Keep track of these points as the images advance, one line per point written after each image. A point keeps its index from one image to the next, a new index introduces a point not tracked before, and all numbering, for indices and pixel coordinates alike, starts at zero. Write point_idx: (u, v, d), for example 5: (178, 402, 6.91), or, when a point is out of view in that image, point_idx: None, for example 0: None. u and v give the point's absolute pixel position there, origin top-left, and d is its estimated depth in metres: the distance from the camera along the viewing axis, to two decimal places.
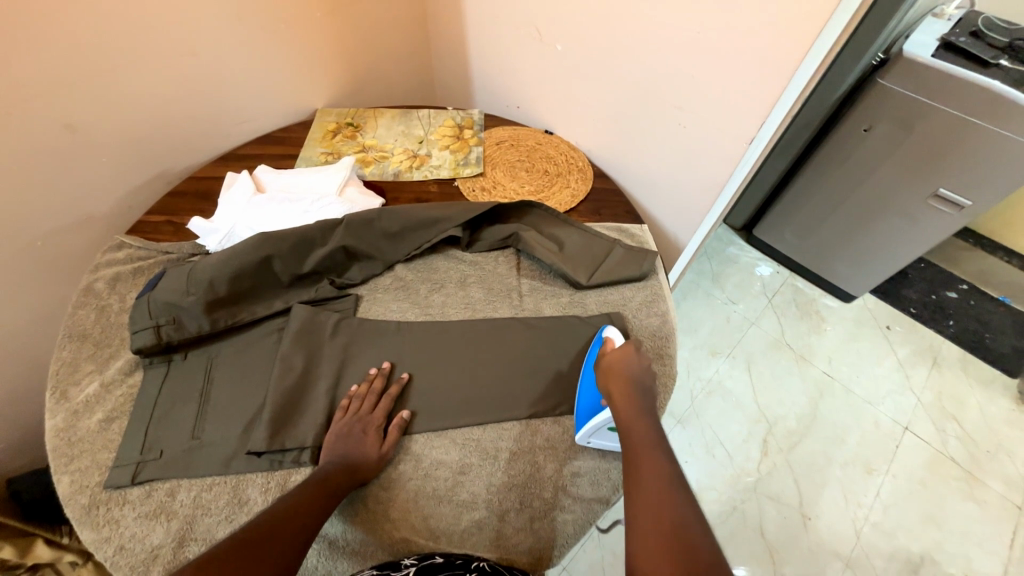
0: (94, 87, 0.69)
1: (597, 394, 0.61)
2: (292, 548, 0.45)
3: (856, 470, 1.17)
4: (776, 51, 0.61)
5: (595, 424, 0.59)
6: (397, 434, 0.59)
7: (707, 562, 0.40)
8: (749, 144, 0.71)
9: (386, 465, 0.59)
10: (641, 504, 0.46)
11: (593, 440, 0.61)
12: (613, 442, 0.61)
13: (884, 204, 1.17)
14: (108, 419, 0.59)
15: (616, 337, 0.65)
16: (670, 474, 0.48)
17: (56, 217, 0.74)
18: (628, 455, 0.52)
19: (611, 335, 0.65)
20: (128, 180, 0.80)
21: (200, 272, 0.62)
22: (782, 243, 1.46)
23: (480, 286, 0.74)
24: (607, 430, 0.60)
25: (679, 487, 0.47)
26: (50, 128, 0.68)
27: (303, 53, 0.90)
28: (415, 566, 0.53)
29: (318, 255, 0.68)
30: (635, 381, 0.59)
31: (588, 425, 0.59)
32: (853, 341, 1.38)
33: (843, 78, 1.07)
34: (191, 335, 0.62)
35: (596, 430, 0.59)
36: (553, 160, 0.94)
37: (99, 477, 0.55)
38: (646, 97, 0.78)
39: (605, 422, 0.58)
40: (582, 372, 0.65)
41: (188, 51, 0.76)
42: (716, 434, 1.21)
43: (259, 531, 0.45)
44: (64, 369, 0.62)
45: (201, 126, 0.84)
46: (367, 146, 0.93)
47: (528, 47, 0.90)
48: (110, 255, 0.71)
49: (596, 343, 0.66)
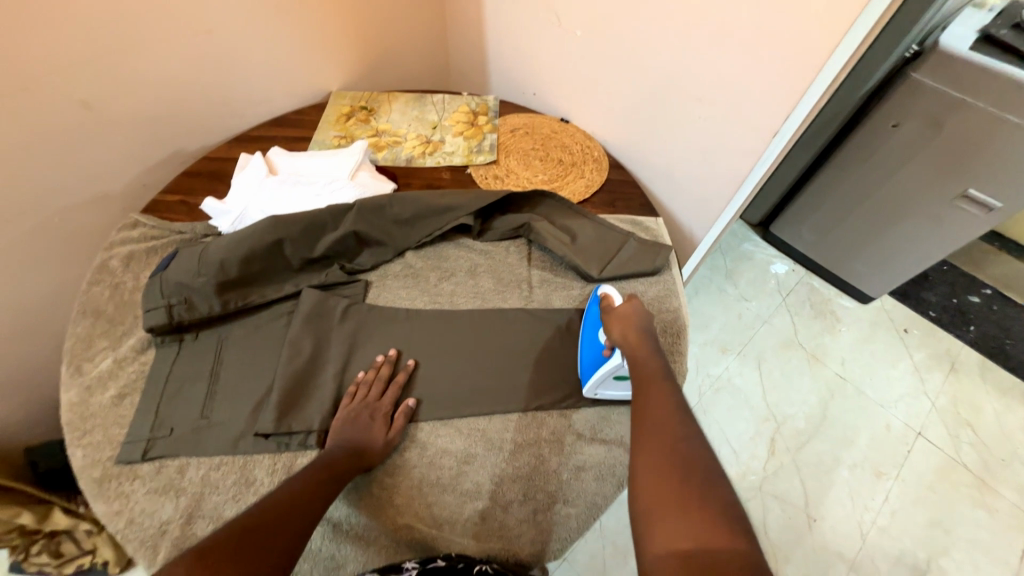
0: (108, 64, 0.69)
1: (599, 346, 0.61)
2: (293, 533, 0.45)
3: (864, 473, 1.16)
4: (805, 41, 0.58)
5: (599, 376, 0.60)
6: (403, 422, 0.59)
7: (705, 475, 0.42)
8: (773, 137, 0.68)
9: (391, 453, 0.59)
10: (648, 428, 0.48)
11: (601, 391, 0.62)
12: (620, 393, 0.62)
13: (908, 203, 1.13)
14: (120, 396, 0.60)
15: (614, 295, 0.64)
16: (675, 403, 0.50)
17: (70, 194, 0.74)
18: (637, 387, 0.53)
19: (609, 293, 0.65)
20: (143, 159, 0.80)
21: (211, 254, 0.63)
22: (800, 241, 1.43)
23: (490, 276, 0.73)
24: (612, 381, 0.61)
25: (683, 414, 0.48)
26: (65, 105, 0.68)
27: (317, 33, 0.89)
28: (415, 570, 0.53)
29: (329, 240, 0.68)
30: (645, 326, 0.60)
31: (593, 377, 0.61)
32: (868, 343, 1.35)
33: (872, 72, 1.02)
34: (202, 315, 0.62)
35: (602, 381, 0.61)
36: (568, 150, 0.92)
37: (111, 452, 0.56)
38: (667, 86, 0.76)
39: (607, 373, 0.59)
40: (586, 328, 0.65)
41: (201, 30, 0.75)
42: (723, 432, 1.20)
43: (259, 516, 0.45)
44: (79, 344, 0.63)
45: (215, 107, 0.84)
46: (380, 130, 0.92)
47: (547, 31, 0.87)
48: (125, 234, 0.72)
49: (593, 302, 0.66)
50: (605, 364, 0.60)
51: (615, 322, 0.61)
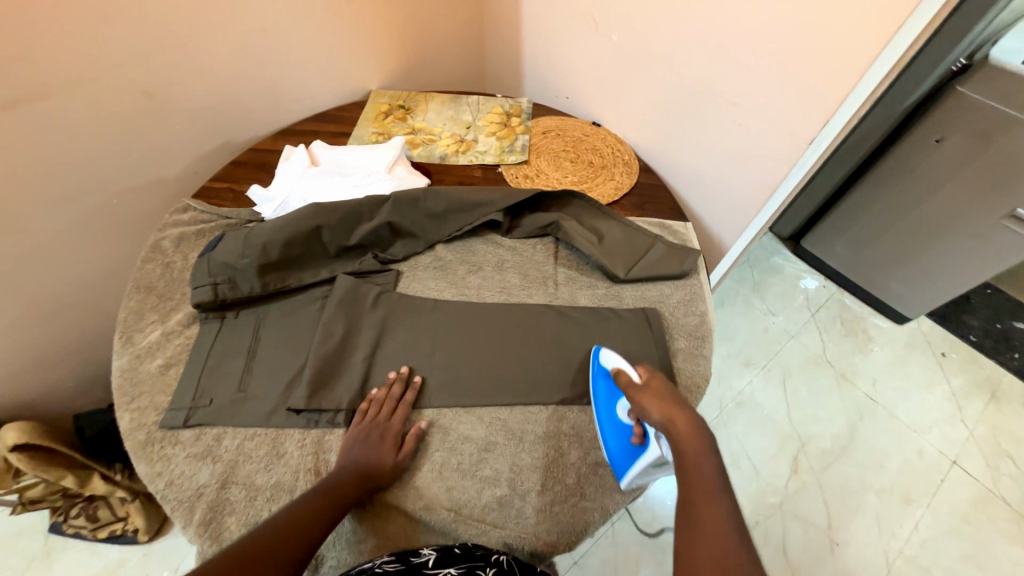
0: (171, 58, 0.74)
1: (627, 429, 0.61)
2: (294, 548, 0.47)
3: (893, 499, 1.11)
4: (847, 48, 0.58)
5: (643, 465, 0.58)
6: (413, 445, 0.59)
7: None
8: (809, 144, 0.68)
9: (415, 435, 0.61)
10: (698, 549, 0.44)
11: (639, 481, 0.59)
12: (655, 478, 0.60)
13: (950, 221, 1.09)
14: (167, 365, 0.63)
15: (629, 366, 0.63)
16: (731, 524, 0.46)
17: (130, 178, 0.80)
18: (686, 490, 0.50)
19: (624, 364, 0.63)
20: (196, 148, 0.85)
21: (256, 236, 0.66)
22: (832, 256, 1.39)
23: (516, 272, 0.74)
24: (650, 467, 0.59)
25: (741, 538, 0.45)
26: (132, 95, 0.73)
27: (361, 34, 0.93)
28: (433, 555, 0.52)
29: (365, 229, 0.71)
30: (694, 416, 0.56)
31: (636, 469, 0.58)
32: (902, 365, 1.30)
33: (915, 86, 0.98)
34: (243, 295, 0.66)
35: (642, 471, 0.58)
36: (599, 153, 0.93)
37: (156, 417, 0.60)
38: (703, 92, 0.76)
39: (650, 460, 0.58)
40: (601, 410, 0.62)
41: (257, 28, 0.80)
42: (743, 447, 1.17)
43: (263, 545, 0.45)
44: (131, 316, 0.67)
45: (264, 101, 0.89)
46: (416, 128, 0.95)
47: (583, 36, 0.89)
48: (177, 216, 0.76)
49: (602, 378, 0.64)
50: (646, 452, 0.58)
51: (649, 397, 0.58)
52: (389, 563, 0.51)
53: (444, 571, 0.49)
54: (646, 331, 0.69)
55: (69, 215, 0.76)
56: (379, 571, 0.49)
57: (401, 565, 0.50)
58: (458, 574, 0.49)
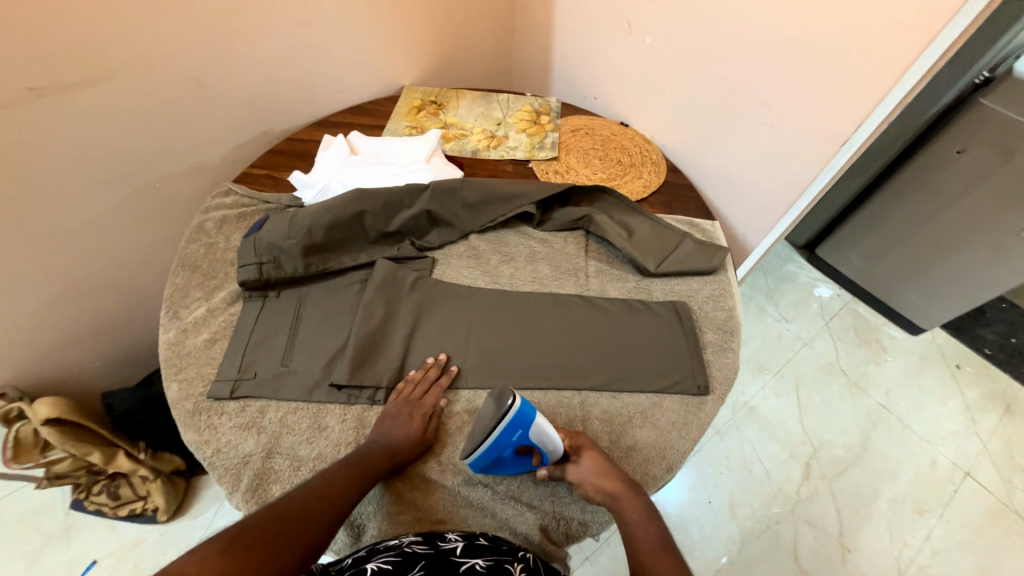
0: (221, 48, 0.77)
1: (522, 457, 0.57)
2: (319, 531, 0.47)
3: (906, 508, 1.12)
4: (885, 53, 0.60)
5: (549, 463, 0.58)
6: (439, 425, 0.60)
7: None
8: (841, 146, 0.69)
9: (447, 416, 0.62)
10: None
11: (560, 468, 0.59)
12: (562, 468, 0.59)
13: (969, 233, 1.10)
14: (212, 340, 0.66)
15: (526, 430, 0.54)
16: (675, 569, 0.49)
17: (173, 163, 0.83)
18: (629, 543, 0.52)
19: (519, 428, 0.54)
20: (237, 136, 0.88)
21: (301, 219, 0.69)
22: (847, 265, 1.40)
23: (548, 263, 0.76)
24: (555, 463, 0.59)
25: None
26: (183, 83, 0.76)
27: (399, 30, 0.96)
28: (461, 542, 0.53)
29: (404, 215, 0.73)
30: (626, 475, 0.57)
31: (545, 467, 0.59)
32: (916, 376, 1.30)
33: (939, 97, 0.99)
34: (287, 275, 0.68)
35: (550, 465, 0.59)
36: (627, 151, 0.95)
37: (203, 388, 0.62)
38: (735, 95, 0.78)
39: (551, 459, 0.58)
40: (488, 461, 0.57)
41: (302, 22, 0.83)
42: (755, 451, 1.18)
43: (300, 511, 0.48)
44: (177, 293, 0.70)
45: (303, 92, 0.92)
46: (449, 123, 0.97)
47: (617, 39, 0.91)
48: (219, 199, 0.79)
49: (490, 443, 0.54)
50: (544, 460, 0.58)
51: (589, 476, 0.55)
52: (418, 543, 0.51)
53: (472, 561, 0.49)
54: (675, 324, 0.70)
55: (115, 196, 0.79)
56: (409, 552, 0.50)
57: (430, 548, 0.51)
58: (486, 566, 0.49)
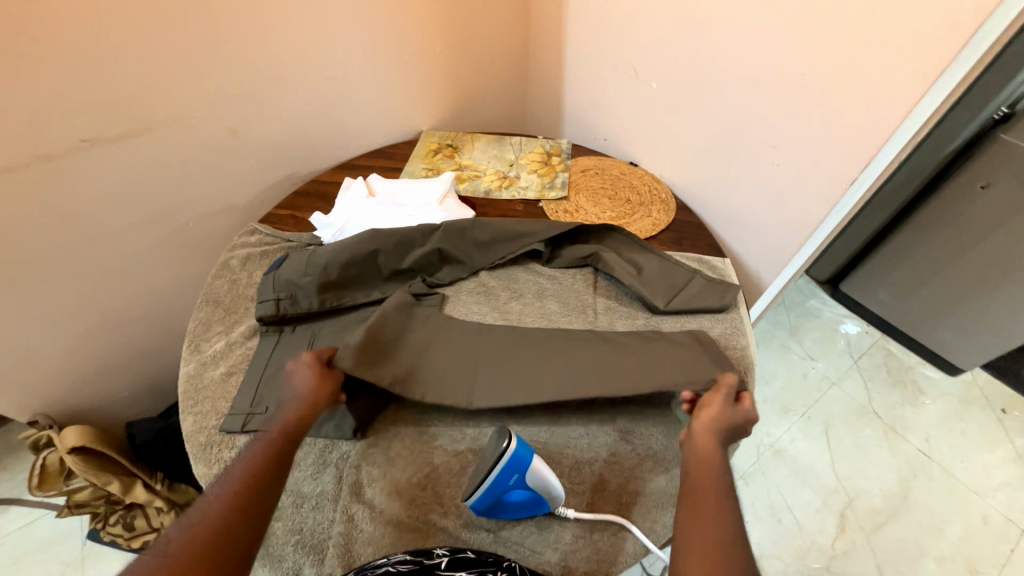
0: (254, 101, 0.84)
1: (526, 500, 0.56)
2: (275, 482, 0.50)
3: (956, 569, 1.02)
4: (885, 100, 0.61)
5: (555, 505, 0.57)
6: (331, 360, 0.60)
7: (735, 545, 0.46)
8: (850, 185, 0.70)
9: (439, 450, 0.62)
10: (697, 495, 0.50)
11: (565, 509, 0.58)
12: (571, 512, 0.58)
13: (1001, 269, 1.06)
14: (228, 373, 0.68)
15: (531, 473, 0.53)
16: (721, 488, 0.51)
17: (209, 205, 0.89)
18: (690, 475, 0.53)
19: (526, 469, 0.53)
20: (266, 179, 0.94)
21: (318, 258, 0.72)
22: (874, 301, 1.35)
23: (556, 300, 0.77)
24: (561, 506, 0.58)
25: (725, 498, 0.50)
26: (220, 133, 0.83)
27: (418, 81, 1.03)
28: (448, 557, 0.52)
29: (416, 254, 0.76)
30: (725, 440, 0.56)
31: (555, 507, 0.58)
32: (957, 420, 1.22)
33: (954, 133, 0.98)
34: (303, 311, 0.71)
35: (558, 506, 0.58)
36: (636, 191, 0.96)
37: (216, 421, 0.64)
38: (740, 134, 0.80)
39: (557, 502, 0.57)
40: (491, 503, 0.56)
41: (329, 77, 0.90)
42: (783, 498, 1.11)
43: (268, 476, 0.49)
44: (200, 327, 0.73)
45: (329, 139, 0.98)
46: (463, 165, 1.02)
47: (624, 84, 0.96)
48: (245, 238, 0.83)
49: (493, 486, 0.54)
50: (549, 502, 0.57)
51: (715, 407, 0.58)
52: (404, 561, 0.51)
53: None
54: None
55: (153, 235, 0.85)
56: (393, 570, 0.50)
57: (414, 565, 0.51)
58: None
